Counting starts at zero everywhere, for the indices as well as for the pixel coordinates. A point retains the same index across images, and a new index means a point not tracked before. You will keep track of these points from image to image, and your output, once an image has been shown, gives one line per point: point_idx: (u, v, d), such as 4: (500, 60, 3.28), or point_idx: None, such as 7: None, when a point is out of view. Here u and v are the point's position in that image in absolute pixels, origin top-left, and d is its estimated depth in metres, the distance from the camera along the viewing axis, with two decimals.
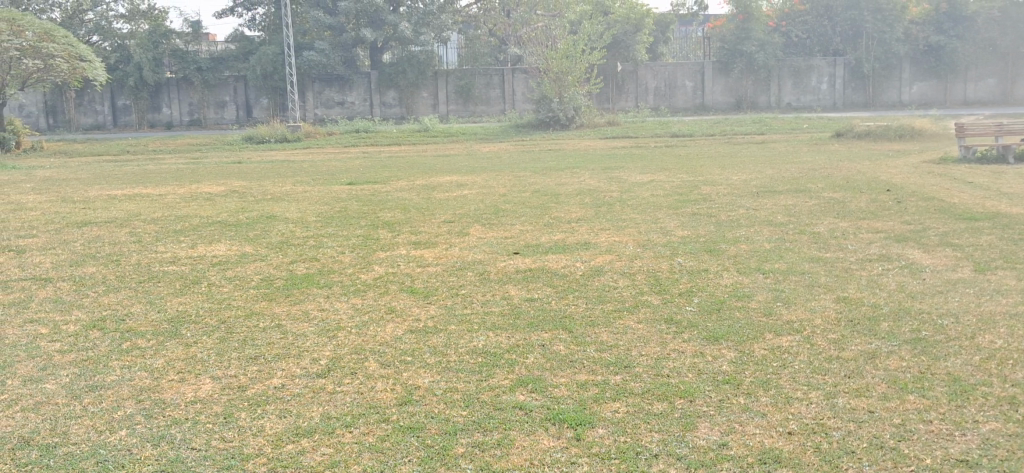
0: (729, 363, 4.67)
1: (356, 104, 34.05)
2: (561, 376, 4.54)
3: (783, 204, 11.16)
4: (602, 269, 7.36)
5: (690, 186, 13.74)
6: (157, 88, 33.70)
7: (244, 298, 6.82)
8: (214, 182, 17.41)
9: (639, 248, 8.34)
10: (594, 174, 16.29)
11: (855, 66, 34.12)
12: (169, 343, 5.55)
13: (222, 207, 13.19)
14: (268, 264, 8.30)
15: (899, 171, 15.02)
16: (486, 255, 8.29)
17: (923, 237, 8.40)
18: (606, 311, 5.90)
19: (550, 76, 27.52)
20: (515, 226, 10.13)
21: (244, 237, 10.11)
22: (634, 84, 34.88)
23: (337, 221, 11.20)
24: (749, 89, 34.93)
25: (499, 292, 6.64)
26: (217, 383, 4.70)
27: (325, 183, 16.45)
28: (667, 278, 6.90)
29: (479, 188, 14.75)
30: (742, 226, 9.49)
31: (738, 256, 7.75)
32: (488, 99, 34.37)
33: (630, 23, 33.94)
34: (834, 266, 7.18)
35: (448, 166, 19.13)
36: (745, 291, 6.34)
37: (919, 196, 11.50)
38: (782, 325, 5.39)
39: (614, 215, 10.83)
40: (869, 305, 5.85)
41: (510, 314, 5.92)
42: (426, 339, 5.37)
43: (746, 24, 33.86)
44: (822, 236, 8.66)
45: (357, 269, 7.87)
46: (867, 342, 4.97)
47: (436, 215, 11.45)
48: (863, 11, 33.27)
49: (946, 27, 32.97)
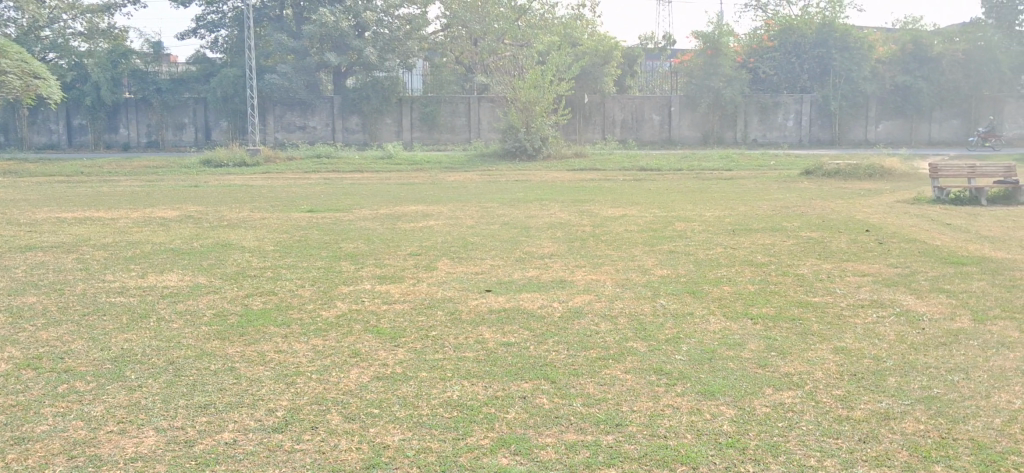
0: (731, 422, 4.25)
1: (318, 129, 33.61)
2: (547, 435, 4.10)
3: (761, 243, 10.85)
4: (580, 310, 6.95)
5: (663, 222, 13.41)
6: (115, 108, 32.97)
7: (195, 336, 6.30)
8: (170, 206, 16.84)
9: (619, 287, 7.94)
10: (564, 207, 15.95)
11: (822, 103, 34.23)
12: (110, 387, 5.01)
13: (177, 233, 12.63)
14: (222, 297, 7.76)
15: (873, 211, 14.84)
16: (455, 292, 7.84)
17: (912, 282, 8.10)
18: (589, 360, 5.47)
19: (517, 106, 27.22)
20: (485, 261, 9.70)
21: (197, 266, 9.57)
22: (601, 116, 34.66)
23: (297, 251, 10.70)
24: (715, 125, 34.86)
25: (473, 335, 6.17)
26: (161, 436, 4.18)
27: (285, 210, 15.92)
28: (652, 322, 6.50)
29: (445, 219, 14.33)
30: (722, 265, 9.14)
31: (722, 299, 7.37)
32: (453, 127, 33.99)
33: (599, 55, 33.73)
34: (825, 312, 6.82)
35: (412, 195, 18.67)
36: (736, 339, 5.93)
37: (899, 238, 11.25)
38: (781, 378, 4.98)
39: (588, 251, 10.46)
40: (871, 356, 5.47)
41: (485, 360, 5.47)
42: (395, 387, 4.89)
43: (714, 60, 33.76)
44: (808, 279, 8.30)
45: (318, 305, 7.38)
46: (877, 400, 4.59)
47: (402, 247, 11.00)
48: (831, 49, 33.58)
49: (911, 68, 33.34)
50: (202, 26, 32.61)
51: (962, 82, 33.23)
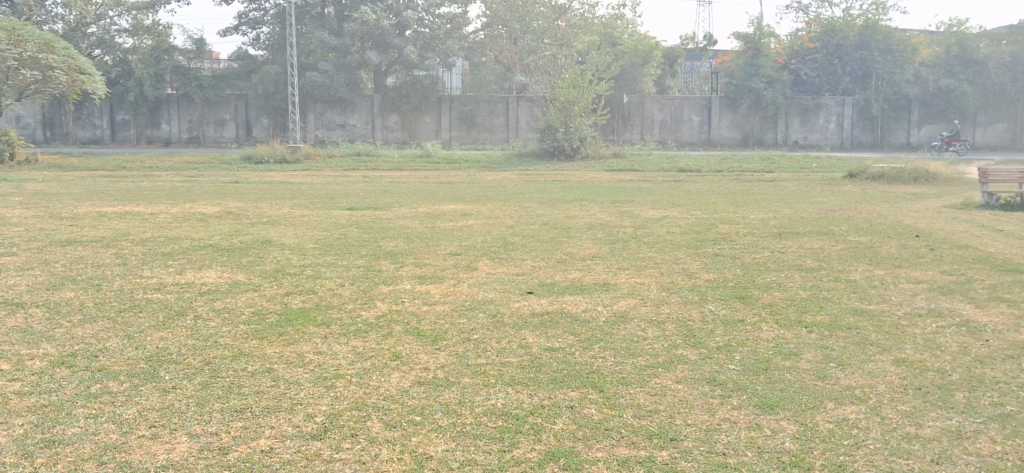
0: (793, 440, 4.03)
1: (358, 127, 33.59)
2: (598, 449, 3.91)
3: (809, 247, 10.54)
4: (625, 315, 6.72)
5: (706, 225, 13.12)
6: (158, 104, 33.21)
7: (233, 335, 6.16)
8: (209, 201, 16.82)
9: (664, 292, 7.70)
10: (604, 208, 15.70)
11: (863, 106, 33.63)
12: (143, 388, 4.88)
13: (217, 229, 12.57)
14: (261, 296, 7.63)
15: (921, 215, 14.44)
16: (497, 294, 7.64)
17: (970, 290, 7.78)
18: (639, 368, 5.25)
19: (556, 106, 26.97)
20: (527, 261, 9.50)
21: (236, 263, 9.46)
22: (640, 116, 34.29)
23: (336, 249, 10.56)
24: (756, 126, 34.41)
25: (516, 339, 5.98)
26: (195, 442, 4.05)
27: (324, 207, 15.83)
28: (701, 329, 6.26)
29: (484, 218, 14.14)
30: (770, 270, 8.87)
31: (773, 305, 7.11)
32: (491, 126, 33.89)
33: (639, 55, 33.72)
34: (882, 321, 6.53)
35: (451, 194, 18.52)
36: (791, 348, 5.68)
37: (951, 244, 10.89)
38: (843, 392, 4.74)
39: (630, 253, 10.21)
40: (935, 369, 5.20)
41: (531, 366, 5.28)
42: (437, 394, 4.71)
43: (756, 60, 33.54)
44: (861, 285, 7.99)
45: (357, 304, 7.22)
46: (946, 417, 4.34)
47: (441, 246, 10.82)
48: (873, 51, 33.18)
49: (956, 70, 32.49)
50: (244, 23, 32.70)
51: (1007, 86, 32.47)
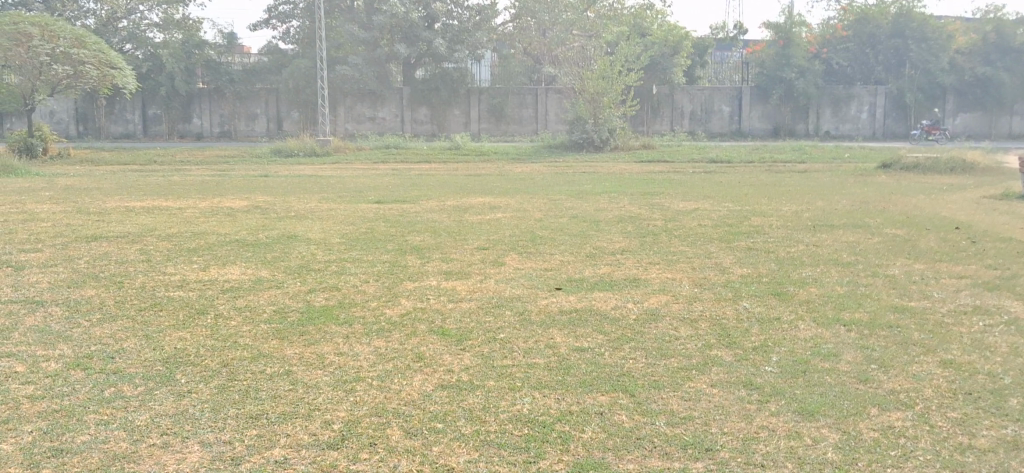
0: (837, 450, 3.80)
1: (387, 120, 33.50)
2: (628, 460, 3.72)
3: (845, 241, 10.24)
4: (657, 313, 6.49)
5: (739, 217, 12.84)
6: (189, 98, 33.30)
7: (254, 335, 6.01)
8: (238, 195, 16.78)
9: (696, 288, 7.45)
10: (634, 200, 15.46)
11: (897, 95, 33.06)
12: (157, 392, 4.73)
13: (244, 223, 12.47)
14: (283, 293, 7.48)
15: (961, 207, 14.07)
16: (524, 291, 7.44)
17: (1016, 285, 7.47)
18: (671, 370, 5.03)
19: (585, 97, 26.68)
20: (555, 256, 9.29)
21: (260, 258, 9.33)
22: (670, 107, 33.86)
23: (361, 243, 10.40)
24: (787, 116, 33.92)
25: (543, 339, 5.77)
26: (207, 452, 3.89)
27: (351, 200, 15.74)
28: (735, 328, 6.03)
29: (513, 211, 13.95)
30: (806, 264, 8.59)
31: (811, 302, 6.84)
32: (520, 118, 33.69)
33: (668, 46, 32.86)
34: (925, 319, 6.26)
35: (479, 186, 18.34)
36: (831, 349, 5.43)
37: (993, 236, 10.54)
38: (888, 396, 4.49)
39: (661, 247, 9.97)
40: (985, 372, 4.93)
41: (559, 368, 5.07)
42: (460, 398, 4.52)
43: (787, 50, 32.81)
44: (901, 281, 7.71)
45: (380, 302, 7.05)
46: (1000, 425, 4.11)
47: (468, 240, 10.63)
48: (907, 39, 32.32)
49: (993, 58, 31.90)
50: (273, 17, 32.66)
51: None
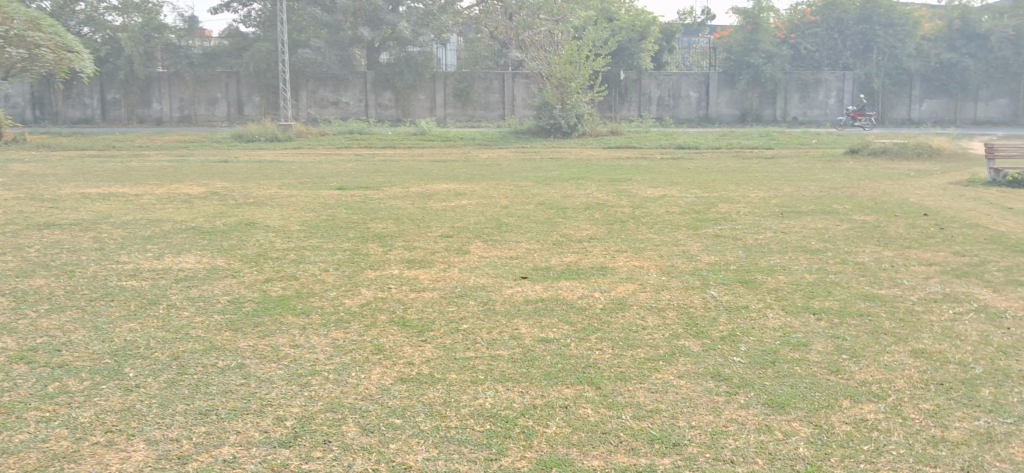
0: (808, 445, 3.69)
1: (351, 105, 33.12)
2: (593, 457, 3.58)
3: (813, 227, 10.17)
4: (624, 302, 6.37)
5: (706, 203, 12.76)
6: (148, 82, 32.67)
7: (207, 326, 5.80)
8: (197, 182, 16.44)
9: (664, 277, 7.32)
10: (601, 186, 15.33)
11: (864, 81, 33.19)
12: (104, 387, 4.51)
13: (202, 210, 12.19)
14: (240, 282, 7.26)
15: (927, 192, 14.09)
16: (488, 279, 7.28)
17: (985, 272, 7.43)
18: (638, 361, 4.90)
19: (552, 83, 26.50)
20: (521, 244, 9.14)
21: (217, 247, 9.09)
22: (637, 93, 33.60)
23: (322, 231, 10.18)
24: (754, 101, 33.95)
25: (508, 330, 5.62)
26: (153, 450, 3.70)
27: (313, 187, 15.47)
28: (703, 317, 5.92)
29: (478, 198, 13.77)
30: (774, 252, 8.50)
31: (779, 290, 6.74)
32: (487, 103, 33.45)
33: (636, 30, 32.87)
34: (895, 307, 6.19)
35: (444, 172, 18.14)
36: (800, 338, 5.33)
37: (960, 223, 10.53)
38: (859, 388, 4.39)
39: (628, 234, 9.84)
40: (955, 362, 4.86)
41: (523, 360, 4.93)
42: (420, 392, 4.36)
43: (754, 35, 32.95)
44: (870, 268, 7.64)
45: (340, 292, 6.86)
46: (973, 417, 4.02)
47: (432, 228, 10.44)
48: (874, 25, 32.57)
49: (958, 44, 32.17)
50: None
51: (1010, 61, 31.98)
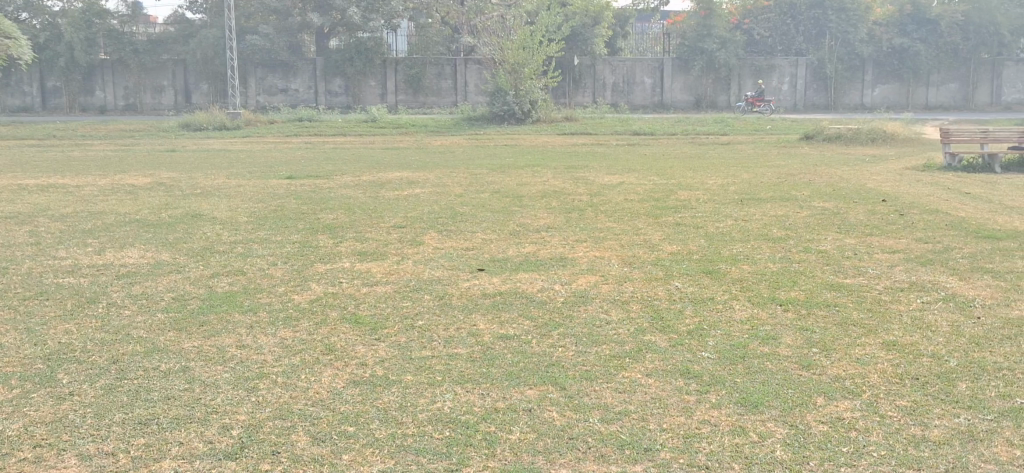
0: (786, 447, 3.50)
1: (301, 92, 32.46)
2: (562, 466, 3.36)
3: (774, 215, 10.05)
4: (585, 295, 6.16)
5: (664, 191, 12.61)
6: (91, 69, 31.80)
7: (148, 326, 5.48)
8: (141, 172, 15.94)
9: (626, 267, 7.14)
10: (557, 174, 15.10)
11: (817, 66, 33.33)
12: (33, 395, 4.19)
13: (146, 202, 11.79)
14: (184, 278, 6.93)
15: (884, 178, 14.08)
16: (444, 272, 7.02)
17: (949, 260, 7.33)
18: (602, 358, 4.69)
19: (505, 68, 26.23)
20: (477, 234, 8.89)
21: (162, 240, 8.73)
22: (592, 78, 33.31)
23: (272, 222, 9.84)
24: (709, 88, 33.85)
25: (465, 326, 5.38)
26: (84, 466, 3.41)
27: (262, 176, 15.07)
28: (668, 309, 5.73)
29: (432, 186, 13.48)
30: (736, 240, 8.36)
31: (744, 280, 6.58)
32: (439, 90, 32.86)
33: (590, 16, 32.45)
34: (862, 296, 6.06)
35: (396, 160, 17.82)
36: (769, 331, 5.16)
37: (919, 208, 10.48)
38: (833, 384, 4.22)
39: (587, 223, 9.62)
40: (928, 354, 4.71)
41: (483, 358, 4.70)
42: (374, 397, 4.11)
43: (708, 21, 33.08)
44: (834, 256, 7.52)
45: (289, 287, 6.56)
46: (952, 414, 3.87)
47: (386, 218, 10.14)
48: (826, 10, 32.99)
49: (909, 29, 32.63)
50: None
51: (960, 46, 32.71)
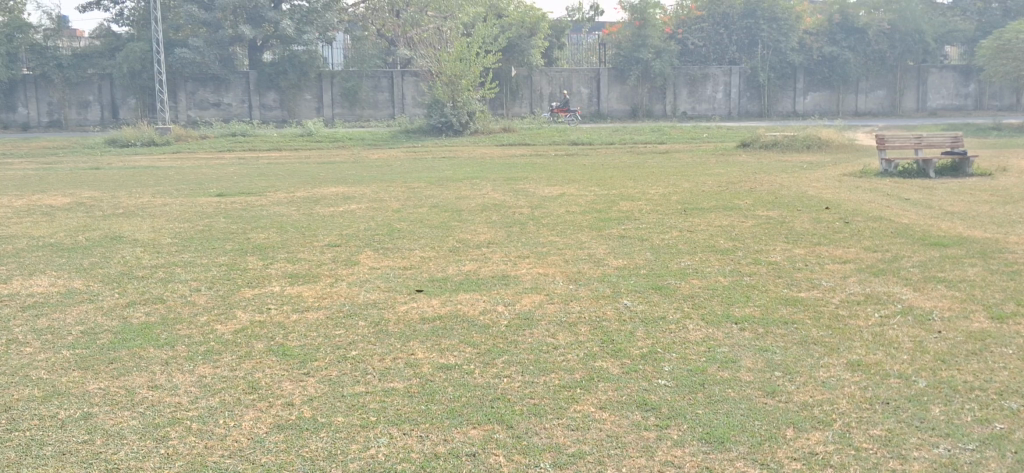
0: None
1: (232, 106, 31.69)
2: None
3: (719, 225, 9.81)
4: (531, 317, 5.77)
5: (607, 201, 12.36)
6: (12, 85, 30.66)
7: (50, 365, 4.98)
8: (63, 192, 15.22)
9: (571, 284, 6.80)
10: (496, 186, 14.78)
11: (751, 75, 33.56)
12: None
13: (63, 223, 11.18)
14: (98, 308, 6.41)
15: (825, 185, 14.00)
16: (380, 295, 6.60)
17: (900, 269, 7.13)
18: (551, 390, 4.33)
19: (442, 80, 25.81)
20: (414, 252, 8.50)
21: (76, 266, 8.16)
22: (529, 89, 33.07)
23: (197, 243, 9.33)
24: (644, 97, 33.80)
25: (403, 356, 4.97)
26: None
27: (190, 194, 14.47)
28: (619, 331, 5.40)
29: (368, 202, 13.02)
30: (683, 252, 8.08)
31: (695, 296, 6.29)
32: (375, 102, 32.23)
33: (526, 27, 32.12)
34: (819, 312, 5.79)
35: (332, 175, 17.31)
36: (728, 353, 4.85)
37: (864, 215, 10.34)
38: (800, 413, 3.92)
39: (529, 237, 9.29)
40: (896, 375, 4.44)
41: (422, 394, 4.31)
42: (301, 444, 3.70)
43: (643, 31, 32.85)
44: (785, 268, 7.27)
45: (212, 317, 6.08)
46: (931, 443, 3.59)
47: (318, 237, 9.68)
48: (758, 19, 33.20)
49: (838, 38, 32.95)
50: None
51: (887, 53, 33.01)
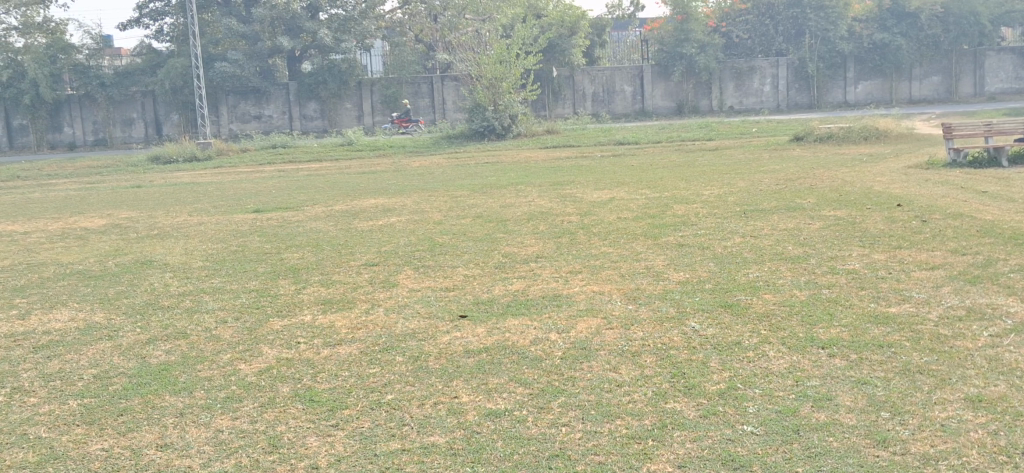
0: None
1: (274, 118, 31.48)
2: None
3: (785, 228, 9.06)
4: (588, 347, 5.13)
5: (659, 205, 11.68)
6: (57, 105, 30.63)
7: (52, 420, 4.46)
8: (99, 213, 14.89)
9: (630, 304, 6.14)
10: (542, 192, 14.16)
11: (798, 66, 32.60)
12: None
13: (95, 247, 10.81)
14: (116, 347, 5.90)
15: (890, 179, 13.16)
16: (420, 323, 6.01)
17: (999, 275, 6.36)
18: (617, 442, 3.71)
19: (482, 84, 25.23)
20: (457, 270, 7.92)
21: (100, 296, 7.69)
22: (571, 89, 32.36)
23: (230, 266, 8.85)
24: (690, 93, 32.95)
25: (445, 400, 4.38)
26: None
27: (228, 211, 14.08)
28: (689, 362, 4.73)
29: (409, 213, 12.47)
30: (749, 262, 7.38)
31: (771, 315, 5.61)
32: (416, 108, 31.86)
33: (565, 26, 31.58)
34: (917, 332, 5.05)
35: (373, 185, 16.85)
36: (823, 390, 4.16)
37: (942, 213, 9.53)
38: None
39: (580, 249, 8.66)
40: None
41: (467, 451, 3.73)
42: None
43: (685, 25, 32.07)
44: (869, 277, 6.54)
45: (236, 354, 5.52)
46: None
47: (355, 255, 9.15)
48: (805, 9, 32.22)
49: (889, 24, 31.69)
50: (145, 15, 30.60)
51: (941, 38, 31.60)
